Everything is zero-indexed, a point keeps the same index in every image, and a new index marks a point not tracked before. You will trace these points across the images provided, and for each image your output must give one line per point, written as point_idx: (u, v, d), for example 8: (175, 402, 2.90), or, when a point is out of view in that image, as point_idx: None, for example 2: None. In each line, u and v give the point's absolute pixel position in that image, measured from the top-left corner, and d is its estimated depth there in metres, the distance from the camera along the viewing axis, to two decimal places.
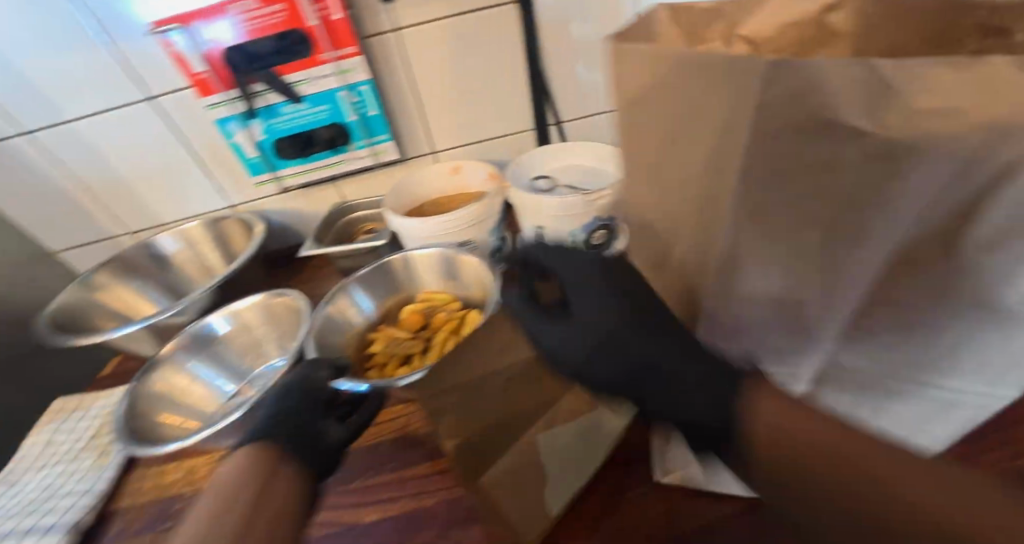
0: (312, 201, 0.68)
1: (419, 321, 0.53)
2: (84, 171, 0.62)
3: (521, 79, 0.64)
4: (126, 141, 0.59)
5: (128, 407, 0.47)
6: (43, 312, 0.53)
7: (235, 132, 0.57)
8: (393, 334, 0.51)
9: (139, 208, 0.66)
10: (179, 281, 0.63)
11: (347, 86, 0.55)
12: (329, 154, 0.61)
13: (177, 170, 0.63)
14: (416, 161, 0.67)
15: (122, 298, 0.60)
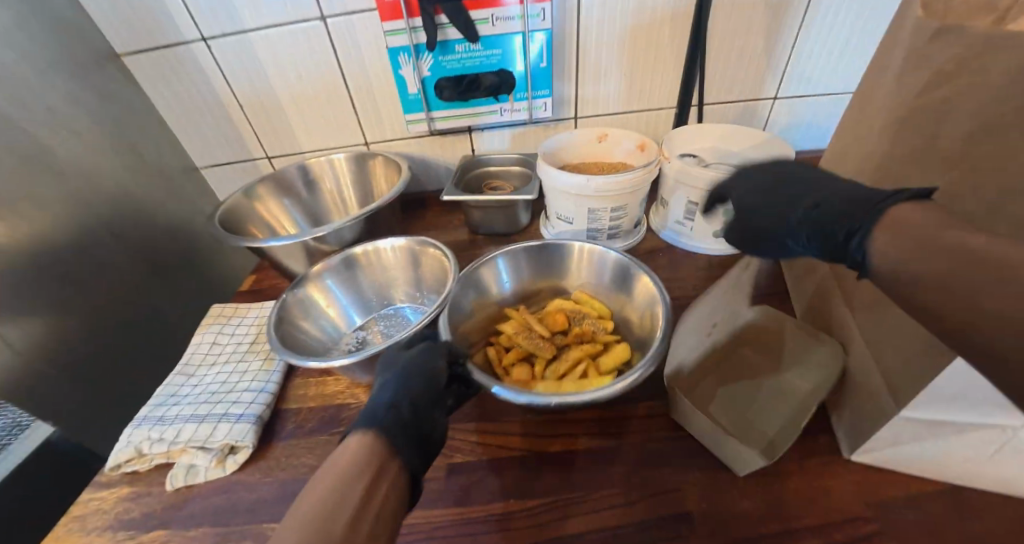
0: (451, 149, 0.70)
1: (564, 323, 0.49)
2: (242, 85, 0.63)
3: (679, 55, 0.63)
4: (290, 61, 0.60)
5: (281, 314, 0.50)
6: (218, 207, 0.58)
7: (402, 64, 0.59)
8: (531, 329, 0.48)
9: (283, 130, 0.68)
10: (320, 205, 0.69)
11: (527, 33, 0.57)
12: (486, 100, 0.63)
13: (331, 97, 0.64)
14: (559, 123, 0.69)
15: (271, 212, 0.66)
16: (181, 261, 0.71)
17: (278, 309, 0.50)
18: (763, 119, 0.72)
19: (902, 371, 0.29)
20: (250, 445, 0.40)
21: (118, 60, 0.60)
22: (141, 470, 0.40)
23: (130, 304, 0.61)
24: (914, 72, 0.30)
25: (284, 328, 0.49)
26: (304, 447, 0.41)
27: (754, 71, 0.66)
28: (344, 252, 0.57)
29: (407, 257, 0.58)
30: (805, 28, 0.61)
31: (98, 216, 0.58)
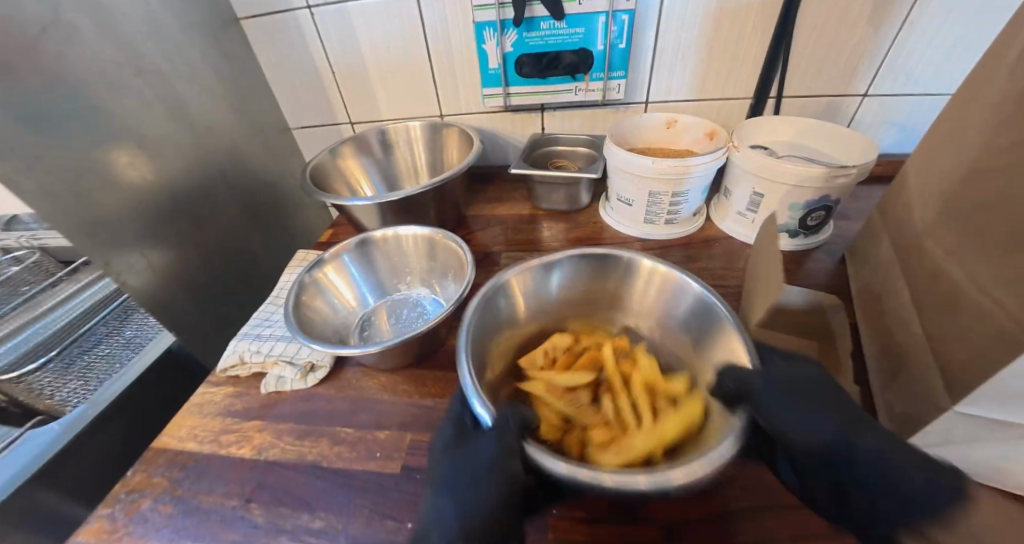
0: (520, 126, 0.73)
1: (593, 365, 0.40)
2: (337, 53, 0.69)
3: (764, 42, 0.61)
4: (382, 31, 0.65)
5: (300, 291, 0.48)
6: (308, 163, 0.64)
7: (487, 39, 0.62)
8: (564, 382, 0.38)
9: (368, 98, 0.74)
10: (394, 168, 0.76)
11: (611, 12, 0.58)
12: (563, 79, 0.65)
13: (414, 68, 0.69)
14: (629, 107, 0.70)
15: (352, 171, 0.72)
16: (270, 210, 0.80)
17: (299, 283, 0.48)
18: (849, 117, 0.68)
19: (964, 367, 0.29)
20: (327, 365, 0.46)
21: (238, 24, 0.68)
22: (240, 376, 0.48)
23: (231, 242, 0.71)
24: None
25: (302, 307, 0.47)
26: (371, 374, 0.47)
27: (846, 64, 0.63)
28: (365, 234, 0.55)
29: (430, 246, 0.55)
30: (910, 19, 0.57)
31: (213, 162, 0.67)
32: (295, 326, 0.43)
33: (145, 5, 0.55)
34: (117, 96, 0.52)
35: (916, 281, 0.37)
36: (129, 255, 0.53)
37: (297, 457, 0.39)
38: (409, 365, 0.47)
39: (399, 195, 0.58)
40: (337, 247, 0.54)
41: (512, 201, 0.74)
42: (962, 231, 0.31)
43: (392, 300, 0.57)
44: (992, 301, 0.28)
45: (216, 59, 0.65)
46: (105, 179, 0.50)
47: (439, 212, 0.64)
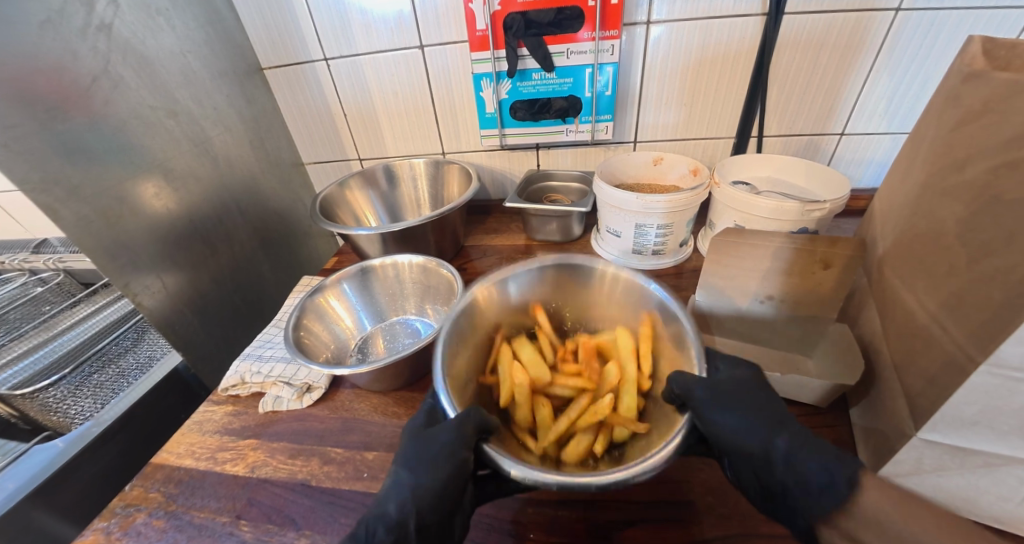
0: (516, 163, 0.78)
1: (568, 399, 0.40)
2: (348, 98, 0.75)
3: (741, 90, 0.66)
4: (389, 79, 0.72)
5: (299, 317, 0.51)
6: (317, 196, 0.69)
7: (485, 87, 0.68)
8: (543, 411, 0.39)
9: (376, 138, 0.80)
10: (397, 202, 0.81)
11: (597, 65, 0.63)
12: (555, 122, 0.70)
13: (418, 111, 0.75)
14: (618, 147, 0.75)
15: (357, 202, 0.77)
16: (279, 239, 0.85)
17: (298, 310, 0.51)
18: (829, 154, 0.71)
19: (923, 393, 0.30)
20: (324, 387, 0.48)
21: (261, 73, 0.75)
22: (241, 395, 0.50)
23: (241, 269, 0.75)
24: (960, 113, 0.32)
25: (300, 331, 0.50)
26: (364, 395, 0.48)
27: (821, 108, 0.66)
28: (363, 262, 0.59)
29: (423, 273, 0.58)
30: (877, 68, 0.61)
31: (230, 194, 0.72)
32: (294, 348, 0.46)
33: (183, 61, 0.63)
34: (152, 136, 0.58)
35: (879, 311, 0.38)
36: (148, 278, 0.57)
37: (288, 475, 0.41)
38: (400, 388, 0.49)
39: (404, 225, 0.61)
40: (338, 276, 0.56)
41: (511, 234, 0.78)
42: (915, 262, 0.34)
43: (388, 325, 0.59)
44: (944, 331, 0.29)
45: (241, 104, 0.72)
46: (134, 209, 0.55)
47: (437, 240, 0.68)
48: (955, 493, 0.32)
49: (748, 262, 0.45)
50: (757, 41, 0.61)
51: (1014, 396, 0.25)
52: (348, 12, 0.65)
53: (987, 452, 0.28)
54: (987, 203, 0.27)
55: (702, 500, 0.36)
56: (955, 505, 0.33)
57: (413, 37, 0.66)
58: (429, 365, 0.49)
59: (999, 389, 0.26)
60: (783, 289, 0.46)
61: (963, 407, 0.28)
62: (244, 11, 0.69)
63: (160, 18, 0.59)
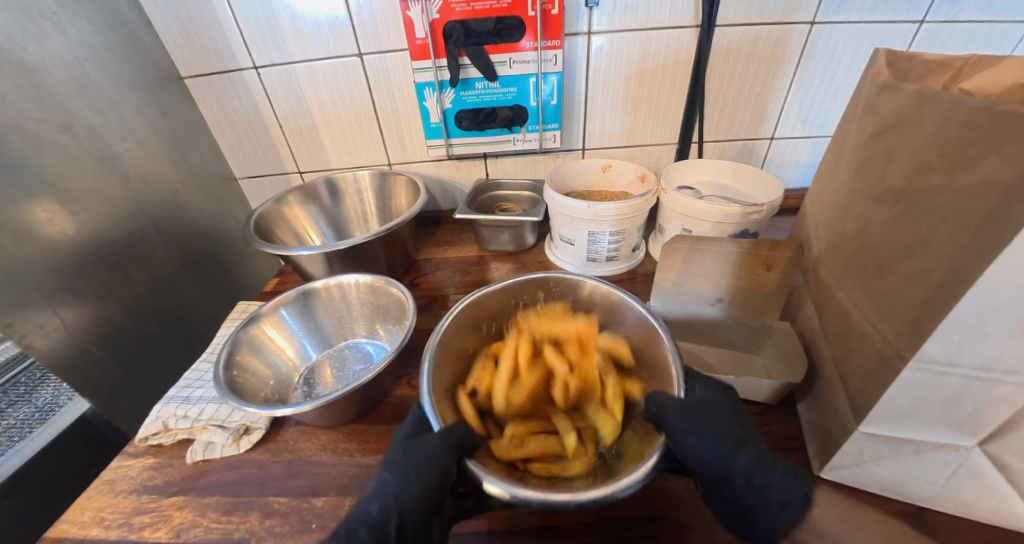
0: (465, 172, 0.76)
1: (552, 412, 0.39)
2: (281, 107, 0.70)
3: (681, 97, 0.68)
4: (327, 88, 0.67)
5: (230, 352, 0.46)
6: (251, 215, 0.63)
7: (428, 97, 0.66)
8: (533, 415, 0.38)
9: (315, 150, 0.75)
10: (342, 217, 0.76)
11: (540, 74, 0.63)
12: (501, 131, 0.69)
13: (361, 122, 0.71)
14: (565, 154, 0.75)
15: (299, 218, 0.72)
16: (208, 261, 0.77)
17: (228, 345, 0.46)
18: (762, 157, 0.76)
19: (860, 388, 0.32)
20: (264, 426, 0.44)
21: (180, 81, 0.68)
22: (164, 444, 0.44)
23: (163, 298, 0.67)
24: (875, 122, 0.34)
25: (233, 368, 0.45)
26: (310, 432, 0.44)
27: (752, 115, 0.70)
28: (303, 286, 0.54)
29: (372, 293, 0.55)
30: (796, 79, 0.66)
31: (146, 215, 0.64)
32: (225, 389, 0.41)
33: (78, 67, 0.55)
34: (41, 153, 0.51)
35: (817, 308, 0.40)
36: (40, 315, 0.49)
37: (221, 535, 0.36)
38: (351, 421, 0.45)
39: (352, 242, 0.58)
40: (275, 303, 0.52)
41: (464, 245, 0.76)
42: (845, 264, 0.35)
43: (336, 351, 0.55)
44: (875, 328, 0.31)
45: (155, 115, 0.65)
46: (18, 238, 0.47)
47: (387, 257, 0.64)
48: (892, 479, 0.34)
49: (697, 266, 0.46)
50: (692, 51, 0.64)
51: (938, 389, 0.27)
52: (274, 15, 0.61)
53: (917, 440, 0.31)
54: (903, 208, 0.29)
55: (669, 509, 0.36)
56: (894, 490, 0.35)
57: (351, 45, 0.63)
58: (381, 393, 0.46)
59: (925, 383, 0.28)
60: (731, 292, 0.47)
61: (895, 401, 0.29)
62: (153, 13, 0.62)
63: (47, 19, 0.52)
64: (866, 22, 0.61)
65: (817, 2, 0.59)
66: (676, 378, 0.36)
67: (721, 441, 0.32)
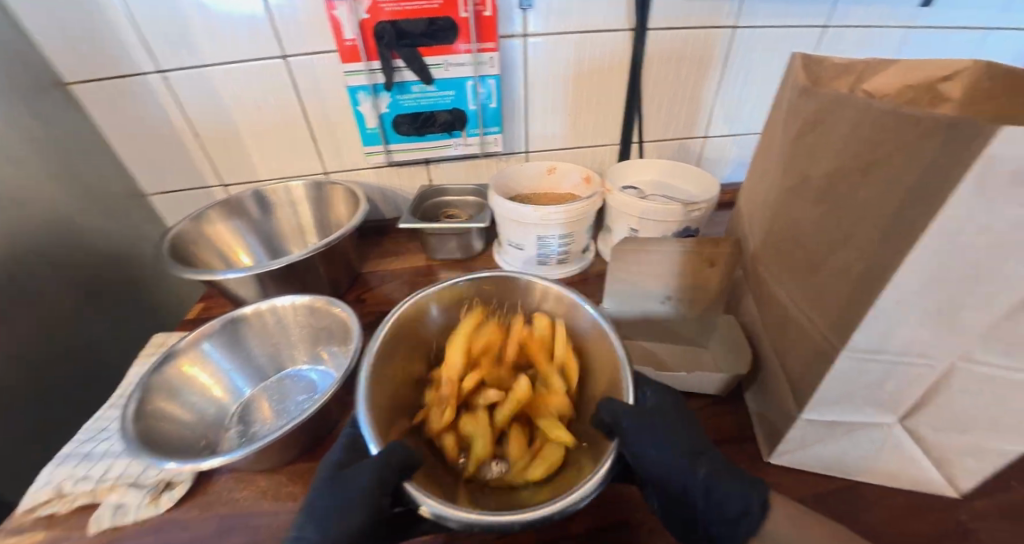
0: (408, 179, 0.73)
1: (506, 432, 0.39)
2: (194, 115, 0.63)
3: (619, 99, 0.70)
4: (246, 93, 0.61)
5: (140, 399, 0.40)
6: (163, 237, 0.56)
7: (362, 101, 0.62)
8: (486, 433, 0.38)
9: (239, 160, 0.68)
10: (276, 232, 0.69)
11: (478, 77, 0.62)
12: (442, 136, 0.67)
13: (290, 131, 0.66)
14: (509, 157, 0.74)
15: (225, 237, 0.65)
16: (116, 290, 0.67)
17: (138, 390, 0.40)
18: (697, 155, 0.79)
19: (799, 376, 0.34)
20: (189, 479, 0.39)
21: (63, 86, 0.58)
22: (57, 516, 0.37)
23: (57, 338, 0.58)
24: (796, 124, 0.36)
25: (145, 417, 0.39)
26: (246, 479, 0.40)
27: (686, 115, 0.73)
28: (228, 314, 0.48)
29: (311, 316, 0.50)
30: (722, 80, 0.70)
31: (27, 244, 0.55)
32: (135, 445, 0.35)
33: None
34: None
35: (755, 301, 0.42)
36: None
37: None
38: (293, 461, 0.41)
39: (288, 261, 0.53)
40: (195, 335, 0.46)
41: (412, 255, 0.72)
42: (779, 258, 0.37)
43: (275, 381, 0.50)
44: (809, 320, 0.33)
45: (31, 126, 0.55)
46: None
47: (327, 274, 0.60)
48: (832, 458, 0.36)
49: (644, 267, 0.47)
50: (627, 54, 0.65)
51: (863, 374, 0.29)
52: (175, 11, 0.54)
53: (849, 420, 0.33)
54: (828, 205, 0.31)
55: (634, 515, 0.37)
56: (834, 468, 0.37)
57: (271, 46, 0.58)
58: (327, 426, 0.42)
59: (852, 370, 0.30)
60: (677, 289, 0.48)
61: (829, 388, 0.31)
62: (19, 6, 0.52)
63: None
64: (778, 25, 0.65)
65: (736, 8, 0.62)
66: (626, 384, 0.35)
67: (675, 460, 0.31)
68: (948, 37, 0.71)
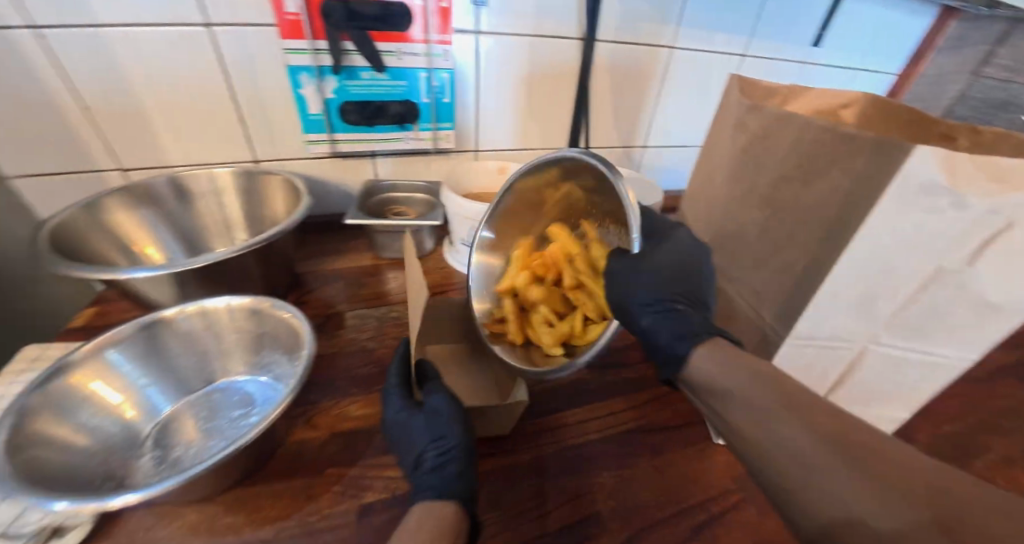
0: (350, 172, 0.68)
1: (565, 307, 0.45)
2: (83, 84, 0.51)
3: (567, 104, 0.72)
4: (157, 63, 0.52)
5: (20, 422, 0.31)
6: (42, 228, 0.45)
7: (304, 84, 0.58)
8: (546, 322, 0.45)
9: (143, 142, 0.58)
10: (194, 227, 0.60)
11: (430, 69, 0.60)
12: (392, 128, 0.64)
13: (213, 111, 0.57)
14: (458, 155, 0.72)
15: (127, 230, 0.54)
16: None
17: (15, 411, 0.31)
18: (637, 162, 0.85)
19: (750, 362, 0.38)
20: (90, 521, 0.32)
21: None
22: None
23: None
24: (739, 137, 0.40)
25: (29, 445, 0.31)
26: (170, 514, 0.34)
27: (628, 125, 0.79)
28: (143, 317, 0.40)
29: (249, 323, 0.44)
30: (660, 94, 0.76)
31: None
32: (11, 484, 0.27)
33: None
34: None
35: None
36: None
37: None
38: (230, 487, 0.35)
39: (224, 252, 0.46)
40: (94, 343, 0.38)
41: (357, 254, 0.68)
42: (727, 256, 0.41)
43: (201, 396, 0.43)
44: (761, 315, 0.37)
45: None
46: None
47: (262, 274, 0.53)
48: None
49: None
50: (576, 61, 0.68)
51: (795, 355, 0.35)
52: None
53: None
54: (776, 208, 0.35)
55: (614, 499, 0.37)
56: None
57: (192, 11, 0.50)
58: (273, 443, 0.37)
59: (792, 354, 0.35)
60: None
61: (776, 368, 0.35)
62: None
63: None
64: (704, 50, 0.73)
65: (674, 29, 0.69)
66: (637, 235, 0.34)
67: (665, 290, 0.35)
68: (832, 72, 0.86)
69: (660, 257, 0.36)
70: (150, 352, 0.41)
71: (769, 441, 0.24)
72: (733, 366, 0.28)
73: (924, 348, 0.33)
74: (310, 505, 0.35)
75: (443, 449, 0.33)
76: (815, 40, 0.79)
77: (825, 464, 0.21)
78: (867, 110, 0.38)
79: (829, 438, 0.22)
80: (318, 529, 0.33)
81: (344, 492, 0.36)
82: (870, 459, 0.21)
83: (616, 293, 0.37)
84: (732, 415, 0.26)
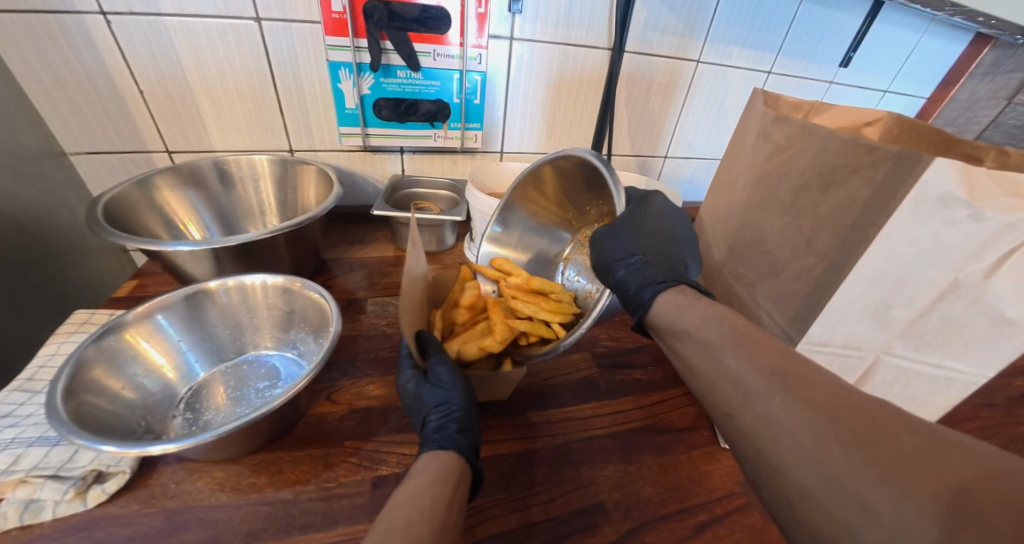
0: (379, 167, 0.71)
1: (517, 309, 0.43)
2: (142, 69, 0.55)
3: (592, 111, 0.74)
4: (210, 53, 0.56)
5: (73, 373, 0.34)
6: (98, 199, 0.48)
7: (343, 79, 0.61)
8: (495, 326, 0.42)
9: (190, 127, 0.61)
10: (231, 210, 0.63)
11: (464, 71, 0.62)
12: (422, 125, 0.66)
13: (257, 100, 0.61)
14: (482, 156, 0.74)
15: (171, 208, 0.58)
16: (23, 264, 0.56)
17: (72, 362, 0.34)
18: (658, 172, 0.86)
19: None
20: (128, 470, 0.34)
21: None
22: None
23: None
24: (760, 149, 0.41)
25: (80, 395, 0.34)
26: (201, 470, 0.36)
27: (651, 135, 0.80)
28: (185, 288, 0.43)
29: (280, 301, 0.46)
30: (685, 105, 0.77)
31: None
32: (68, 425, 0.30)
33: None
34: None
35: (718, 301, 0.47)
36: None
37: None
38: (256, 450, 0.38)
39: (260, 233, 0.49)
40: (140, 308, 0.41)
41: (381, 245, 0.70)
42: (744, 263, 0.42)
43: (232, 366, 0.46)
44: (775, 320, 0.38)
45: None
46: None
47: (292, 257, 0.56)
48: None
49: None
50: (603, 70, 0.70)
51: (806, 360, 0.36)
52: None
53: None
54: (794, 216, 0.36)
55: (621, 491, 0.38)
56: None
57: (246, 6, 0.54)
58: (296, 413, 0.39)
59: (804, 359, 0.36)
60: None
61: None
62: None
63: None
64: (730, 66, 0.74)
65: (701, 44, 0.70)
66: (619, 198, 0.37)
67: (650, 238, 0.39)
68: (860, 92, 0.86)
69: (626, 220, 0.39)
70: (188, 322, 0.44)
71: (717, 371, 0.28)
72: (688, 308, 0.32)
73: (939, 360, 0.33)
74: (330, 472, 0.37)
75: (446, 412, 0.35)
76: (844, 60, 0.79)
77: (764, 402, 0.25)
78: (891, 127, 0.39)
79: (789, 396, 0.24)
80: (337, 495, 0.35)
81: (362, 464, 0.38)
82: (807, 390, 0.23)
83: (598, 255, 0.40)
84: (683, 348, 0.31)
